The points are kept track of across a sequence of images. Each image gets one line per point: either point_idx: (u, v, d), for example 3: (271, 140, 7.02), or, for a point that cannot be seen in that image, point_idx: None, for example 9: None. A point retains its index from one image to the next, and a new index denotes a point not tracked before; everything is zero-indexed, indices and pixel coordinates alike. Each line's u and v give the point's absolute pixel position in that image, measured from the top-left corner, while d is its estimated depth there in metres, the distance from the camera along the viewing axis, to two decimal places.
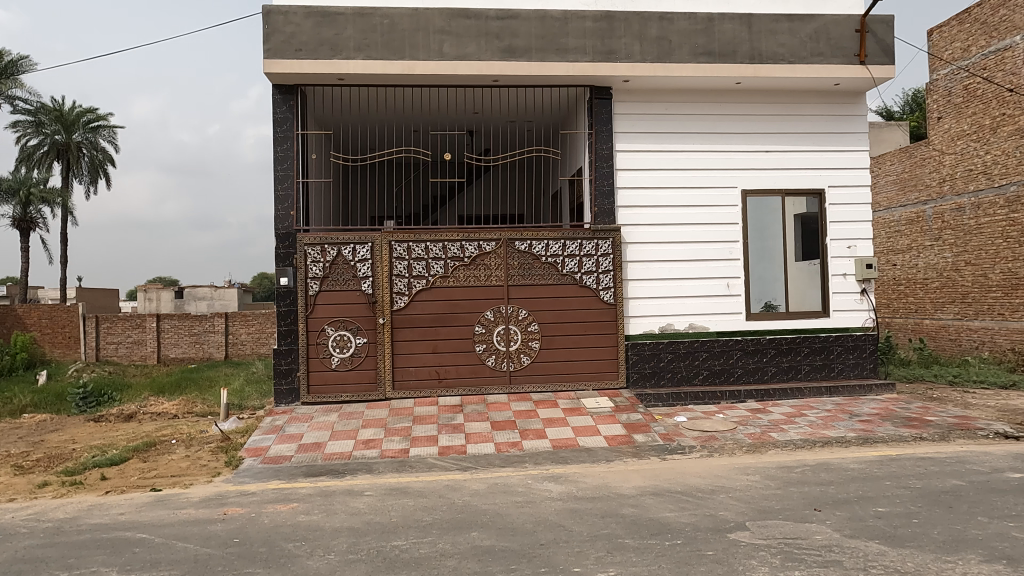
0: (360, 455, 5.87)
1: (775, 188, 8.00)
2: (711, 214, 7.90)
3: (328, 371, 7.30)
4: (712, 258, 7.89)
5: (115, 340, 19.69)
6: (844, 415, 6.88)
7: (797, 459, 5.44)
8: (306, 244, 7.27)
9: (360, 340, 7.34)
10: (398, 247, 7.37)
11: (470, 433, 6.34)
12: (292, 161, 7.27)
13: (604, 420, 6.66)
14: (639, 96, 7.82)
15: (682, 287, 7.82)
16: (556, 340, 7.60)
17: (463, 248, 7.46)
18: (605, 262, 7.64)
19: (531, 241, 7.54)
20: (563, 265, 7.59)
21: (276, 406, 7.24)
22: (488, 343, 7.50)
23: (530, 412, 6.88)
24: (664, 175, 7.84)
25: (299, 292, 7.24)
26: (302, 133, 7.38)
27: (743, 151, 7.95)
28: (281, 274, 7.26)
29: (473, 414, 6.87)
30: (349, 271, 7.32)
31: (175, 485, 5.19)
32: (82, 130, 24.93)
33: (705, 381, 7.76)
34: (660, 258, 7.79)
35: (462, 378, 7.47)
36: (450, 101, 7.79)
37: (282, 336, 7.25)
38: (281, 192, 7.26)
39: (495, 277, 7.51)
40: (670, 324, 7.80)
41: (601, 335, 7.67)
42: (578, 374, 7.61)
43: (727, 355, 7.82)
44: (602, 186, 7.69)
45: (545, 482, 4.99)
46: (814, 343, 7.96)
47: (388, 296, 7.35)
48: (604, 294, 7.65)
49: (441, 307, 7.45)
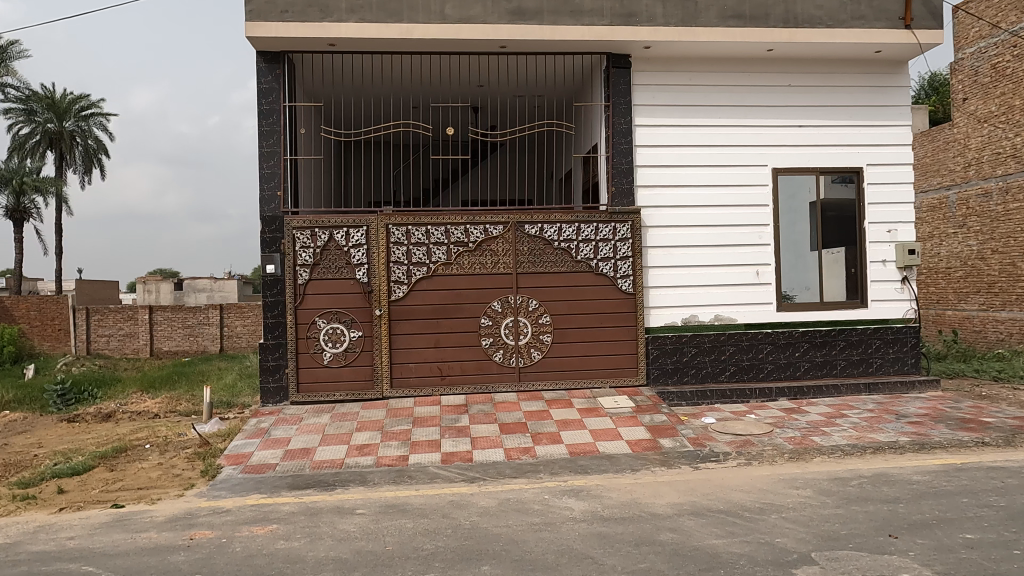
0: (354, 463, 5.22)
1: (808, 165, 7.29)
2: (738, 195, 7.20)
3: (320, 368, 6.64)
4: (739, 243, 7.21)
5: (106, 333, 19.09)
6: (890, 416, 6.22)
7: (850, 469, 4.77)
8: (294, 228, 6.60)
9: (354, 333, 6.67)
10: (395, 231, 6.70)
11: (477, 438, 5.68)
12: (279, 136, 6.58)
13: (625, 421, 5.99)
14: (659, 66, 7.11)
15: (707, 275, 7.15)
16: (569, 333, 6.93)
17: (468, 232, 6.78)
18: (623, 248, 6.97)
19: (541, 225, 6.85)
20: (577, 251, 6.91)
21: (263, 406, 6.58)
22: (496, 337, 6.83)
23: (542, 414, 6.22)
24: (686, 153, 7.15)
25: (288, 281, 6.58)
26: (289, 106, 6.69)
27: (773, 126, 7.25)
28: (268, 261, 6.59)
29: (479, 415, 6.21)
30: (342, 258, 6.65)
31: (141, 500, 4.54)
32: (74, 118, 24.15)
33: (732, 378, 7.11)
34: (683, 244, 7.10)
35: (467, 376, 6.80)
36: (453, 71, 7.09)
37: (268, 330, 6.59)
38: (267, 171, 6.59)
39: (503, 264, 6.83)
40: (694, 316, 7.13)
41: (619, 328, 6.99)
42: (594, 371, 6.95)
43: (757, 350, 7.16)
44: (620, 165, 7.00)
45: (565, 498, 4.32)
46: (851, 337, 7.29)
47: (385, 285, 6.69)
48: (622, 283, 6.97)
49: (444, 298, 6.78)
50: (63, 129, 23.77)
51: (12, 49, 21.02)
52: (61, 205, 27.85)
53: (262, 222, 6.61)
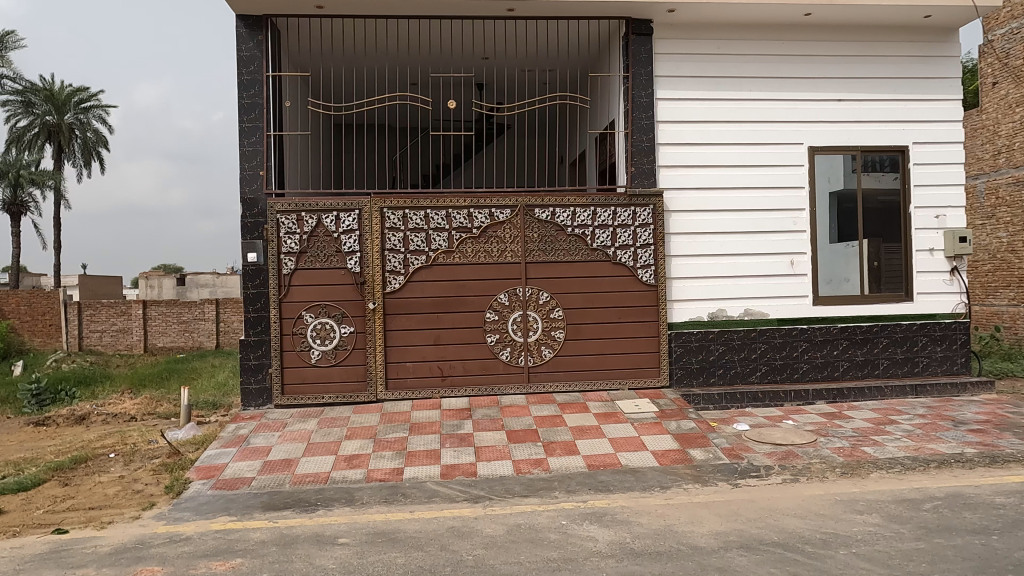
0: (341, 478, 4.57)
1: (848, 144, 6.58)
2: (771, 175, 6.50)
3: (307, 368, 5.98)
4: (772, 230, 6.51)
5: (99, 329, 18.47)
6: (946, 423, 5.53)
7: (918, 489, 4.08)
8: (278, 213, 5.94)
9: (345, 329, 6.00)
10: (390, 215, 6.02)
11: (480, 448, 5.00)
12: (262, 109, 5.92)
13: (648, 429, 5.31)
14: (683, 33, 6.41)
15: (735, 265, 6.46)
16: (583, 330, 6.24)
17: (471, 217, 6.10)
18: (644, 235, 6.28)
19: (553, 209, 6.16)
20: (593, 238, 6.23)
21: (244, 410, 5.93)
22: (503, 334, 6.15)
23: (554, 419, 5.54)
24: (713, 129, 6.45)
25: (271, 271, 5.92)
26: (273, 76, 6.02)
27: (809, 100, 6.54)
28: (249, 248, 5.92)
29: (484, 421, 5.53)
30: (332, 245, 5.99)
31: (88, 524, 3.88)
32: (73, 111, 23.41)
33: (764, 379, 6.43)
34: (709, 230, 6.42)
35: (470, 376, 6.13)
36: (455, 39, 6.39)
37: (250, 326, 5.94)
38: (248, 149, 5.94)
39: (511, 252, 6.15)
40: (722, 310, 6.45)
41: (639, 324, 6.30)
42: (611, 371, 6.27)
43: (790, 349, 6.47)
44: (639, 143, 6.32)
45: (586, 524, 3.64)
46: (895, 333, 6.59)
47: (379, 276, 6.01)
48: (643, 274, 6.28)
49: (445, 289, 6.11)
50: (62, 122, 23.17)
51: (5, 38, 20.42)
52: (59, 199, 27.29)
53: (243, 205, 5.95)
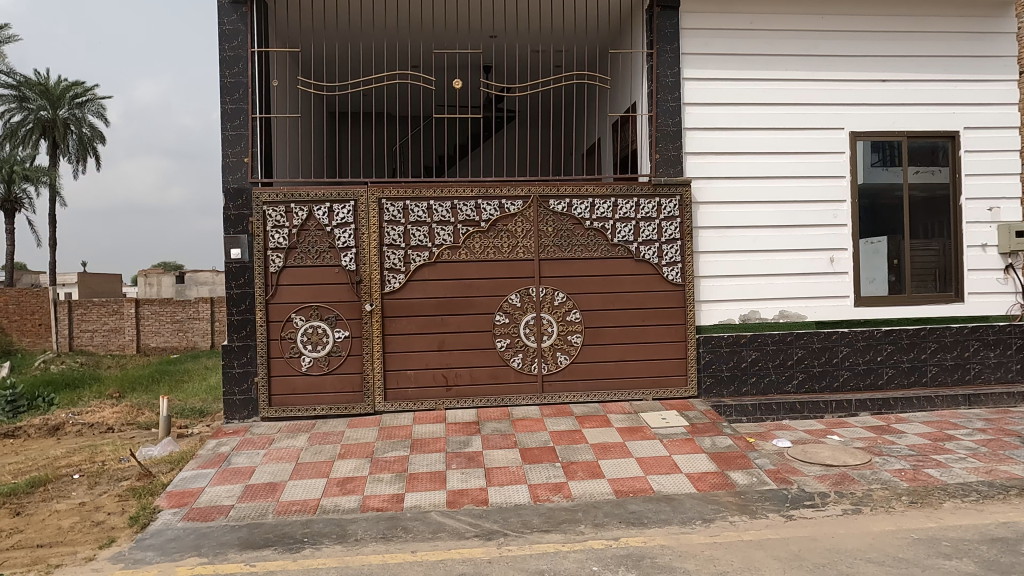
0: (332, 507, 3.97)
1: (893, 129, 5.98)
2: (809, 164, 5.90)
3: (297, 377, 5.39)
4: (810, 223, 5.90)
5: (89, 328, 17.87)
6: (1013, 439, 4.94)
7: (1008, 525, 3.48)
8: (264, 204, 5.34)
9: (339, 333, 5.40)
10: (389, 207, 5.42)
11: (492, 470, 4.41)
12: (246, 89, 5.33)
13: (679, 447, 4.72)
14: (712, 6, 5.80)
15: (770, 263, 5.85)
16: (603, 334, 5.64)
17: (479, 209, 5.50)
18: (669, 229, 5.68)
19: (570, 200, 5.56)
20: (613, 232, 5.63)
21: (226, 423, 5.34)
22: (514, 338, 5.56)
23: (573, 435, 4.94)
24: (746, 113, 5.84)
25: (257, 269, 5.32)
26: (259, 52, 5.42)
27: (850, 81, 5.93)
28: (232, 244, 5.32)
29: (494, 437, 4.93)
30: (324, 240, 5.38)
31: (32, 569, 3.28)
32: (68, 105, 22.74)
33: (801, 388, 5.85)
34: (741, 224, 5.81)
35: (478, 386, 5.54)
36: (461, 14, 5.77)
37: (233, 330, 5.34)
38: (231, 133, 5.35)
39: (523, 248, 5.55)
40: (755, 312, 5.85)
41: (665, 328, 5.71)
42: (633, 380, 5.67)
43: (829, 355, 5.89)
44: (665, 128, 5.72)
45: (622, 572, 3.05)
46: (945, 337, 6.00)
47: (377, 274, 5.41)
48: (668, 272, 5.68)
49: (450, 289, 5.51)
50: (57, 117, 22.47)
51: None
52: (54, 195, 26.72)
53: (226, 195, 5.36)
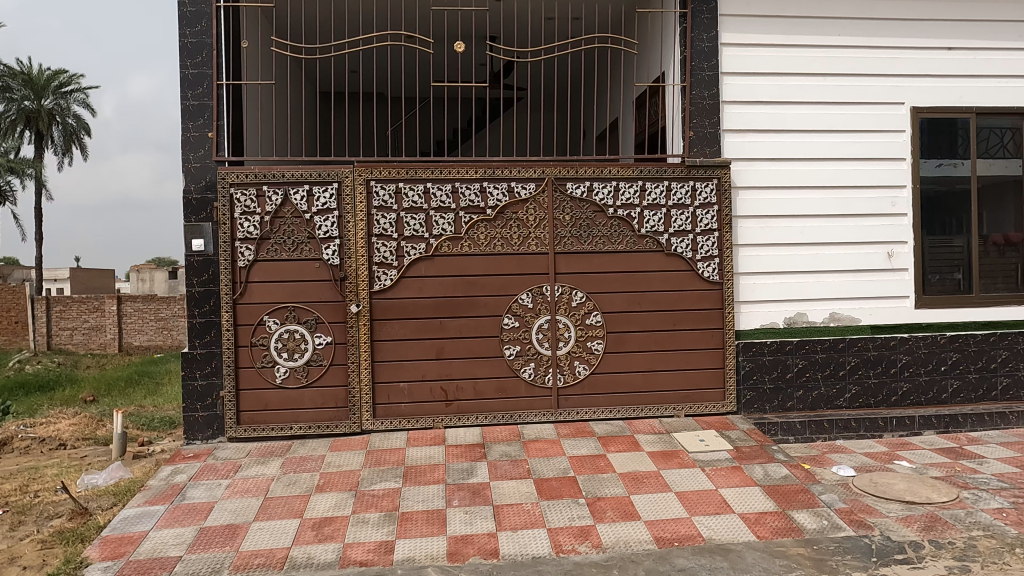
0: (304, 559, 3.18)
1: (961, 105, 5.19)
2: (865, 143, 5.11)
3: (271, 390, 4.59)
4: (865, 213, 5.12)
5: (69, 326, 17.00)
6: None
7: None
8: (231, 186, 4.53)
9: (319, 339, 4.60)
10: (379, 190, 4.61)
11: (502, 508, 3.61)
12: (211, 50, 4.53)
13: (725, 478, 3.93)
14: None
15: (820, 258, 5.07)
16: (628, 340, 4.86)
17: (484, 193, 4.70)
18: (705, 218, 4.90)
19: (589, 182, 4.77)
20: (640, 221, 4.84)
21: (187, 445, 4.53)
22: (525, 345, 4.77)
23: (598, 462, 4.15)
24: (793, 84, 5.04)
25: (222, 263, 4.51)
26: (226, 7, 4.60)
27: (912, 49, 5.15)
28: (193, 233, 4.51)
29: (503, 464, 4.14)
30: (302, 229, 4.58)
31: None
32: (54, 95, 21.68)
33: (854, 404, 5.09)
34: (788, 212, 5.02)
35: (482, 401, 4.75)
36: None
37: (195, 335, 4.53)
38: (192, 103, 4.54)
39: (535, 239, 4.76)
40: (801, 315, 5.07)
41: (699, 333, 4.93)
42: (663, 393, 4.89)
43: (887, 364, 5.12)
44: (699, 101, 4.94)
45: None
46: (1016, 345, 5.25)
47: (365, 269, 4.61)
48: (704, 268, 4.89)
49: (450, 287, 4.71)
50: (43, 107, 21.43)
51: None
52: (39, 188, 25.79)
53: (185, 176, 4.55)
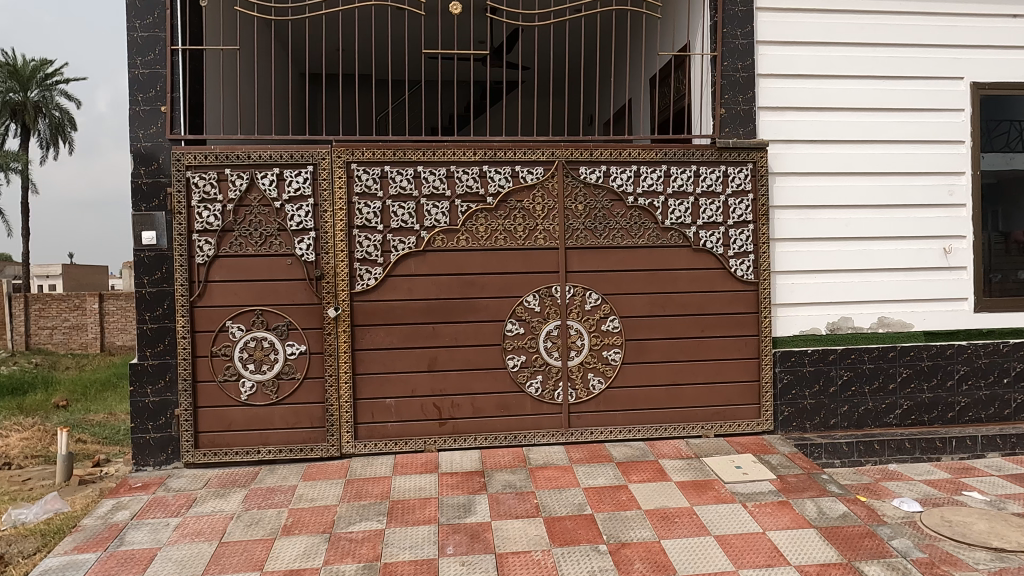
0: None
1: None
2: (919, 124, 4.47)
3: (235, 408, 3.94)
4: (920, 203, 4.48)
5: (49, 325, 16.32)
6: None
7: None
8: (187, 169, 3.87)
9: (292, 348, 3.95)
10: (361, 174, 3.95)
11: (506, 558, 2.96)
12: (165, 8, 3.86)
13: (773, 516, 3.29)
14: None
15: (868, 254, 4.42)
16: (649, 349, 4.21)
17: (484, 178, 4.04)
18: (738, 208, 4.25)
19: (606, 166, 4.12)
20: (664, 212, 4.19)
21: (137, 472, 3.88)
22: (531, 355, 4.12)
23: (619, 494, 3.51)
24: (840, 55, 4.39)
25: (177, 259, 3.85)
26: None
27: (972, 16, 4.51)
28: (143, 224, 3.84)
29: (507, 498, 3.49)
30: (272, 220, 3.92)
31: None
32: (39, 87, 20.91)
33: (906, 421, 4.47)
34: (831, 202, 4.38)
35: (482, 420, 4.10)
36: None
37: (145, 343, 3.87)
38: (141, 71, 3.87)
39: (542, 231, 4.10)
40: (846, 320, 4.43)
41: (731, 341, 4.29)
42: (689, 410, 4.26)
43: (942, 376, 4.48)
44: (732, 74, 4.29)
45: None
46: None
47: (344, 265, 3.95)
48: (737, 266, 4.25)
49: (445, 288, 4.05)
50: (29, 99, 20.64)
51: None
52: (24, 182, 25.04)
53: (134, 157, 3.87)
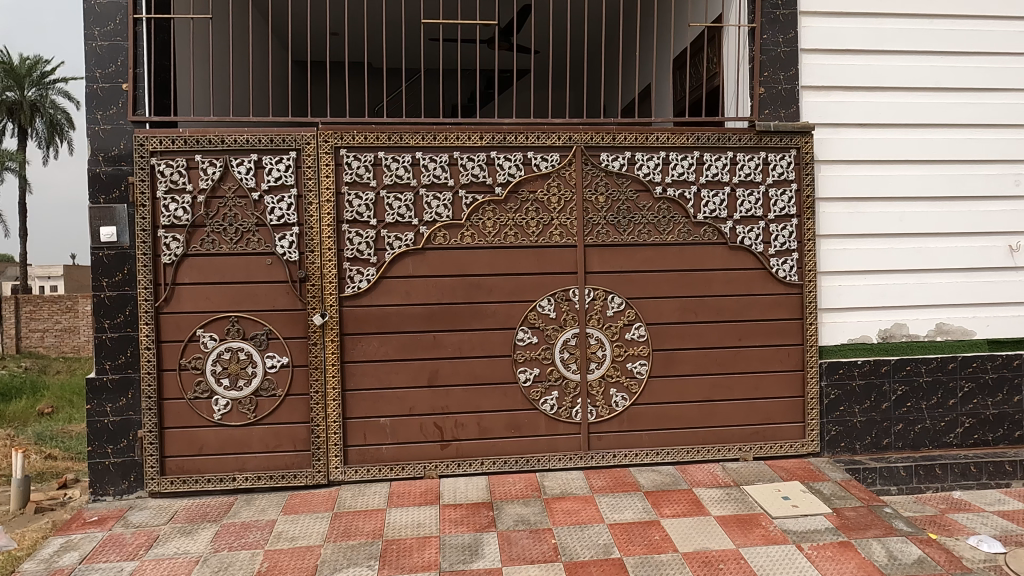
0: None
1: None
2: (983, 105, 3.95)
3: (207, 429, 3.45)
4: (984, 195, 3.96)
5: (41, 327, 15.86)
6: None
7: None
8: (153, 156, 3.37)
9: (272, 361, 3.45)
10: (351, 161, 3.45)
11: None
12: None
13: (835, 561, 2.78)
14: None
15: (926, 253, 3.90)
16: (679, 361, 3.71)
17: (492, 165, 3.54)
18: (780, 200, 3.75)
19: (631, 153, 3.62)
20: (697, 204, 3.69)
21: (93, 503, 3.39)
22: (545, 367, 3.62)
23: (651, 532, 3.00)
24: (895, 27, 3.87)
25: (141, 259, 3.36)
26: None
27: None
28: (101, 219, 3.35)
29: (519, 536, 2.99)
30: (249, 213, 3.42)
31: None
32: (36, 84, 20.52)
33: (969, 442, 3.95)
34: (884, 193, 3.86)
35: (489, 442, 3.60)
36: None
37: (104, 355, 3.37)
38: (100, 43, 3.37)
39: (557, 225, 3.60)
40: (901, 326, 3.91)
41: (771, 351, 3.78)
42: (724, 430, 3.75)
43: (1009, 391, 3.97)
44: (773, 48, 3.78)
45: None
46: None
47: (332, 265, 3.45)
48: (779, 266, 3.74)
49: (447, 291, 3.55)
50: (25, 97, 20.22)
51: None
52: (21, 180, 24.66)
53: (90, 141, 3.37)
